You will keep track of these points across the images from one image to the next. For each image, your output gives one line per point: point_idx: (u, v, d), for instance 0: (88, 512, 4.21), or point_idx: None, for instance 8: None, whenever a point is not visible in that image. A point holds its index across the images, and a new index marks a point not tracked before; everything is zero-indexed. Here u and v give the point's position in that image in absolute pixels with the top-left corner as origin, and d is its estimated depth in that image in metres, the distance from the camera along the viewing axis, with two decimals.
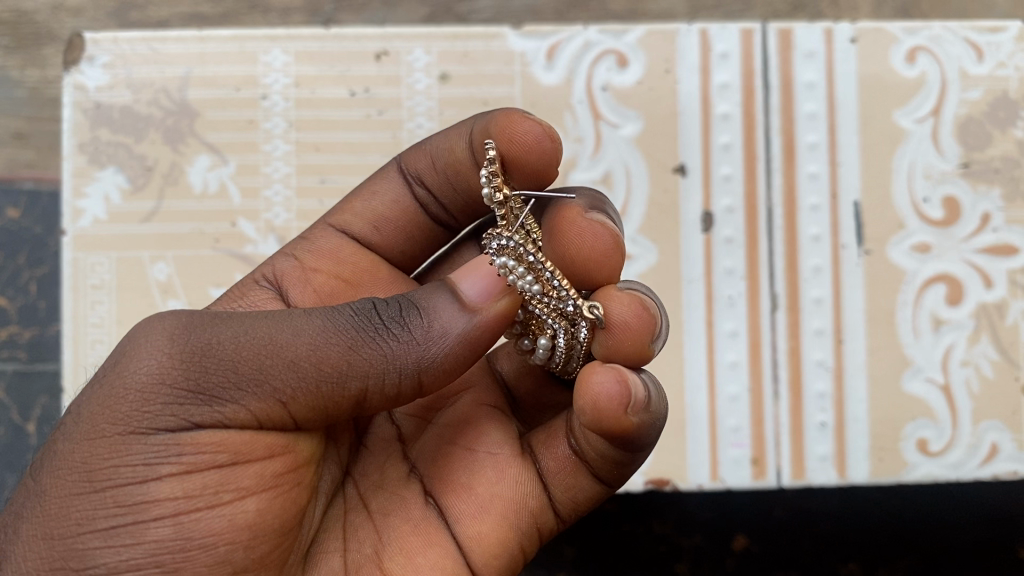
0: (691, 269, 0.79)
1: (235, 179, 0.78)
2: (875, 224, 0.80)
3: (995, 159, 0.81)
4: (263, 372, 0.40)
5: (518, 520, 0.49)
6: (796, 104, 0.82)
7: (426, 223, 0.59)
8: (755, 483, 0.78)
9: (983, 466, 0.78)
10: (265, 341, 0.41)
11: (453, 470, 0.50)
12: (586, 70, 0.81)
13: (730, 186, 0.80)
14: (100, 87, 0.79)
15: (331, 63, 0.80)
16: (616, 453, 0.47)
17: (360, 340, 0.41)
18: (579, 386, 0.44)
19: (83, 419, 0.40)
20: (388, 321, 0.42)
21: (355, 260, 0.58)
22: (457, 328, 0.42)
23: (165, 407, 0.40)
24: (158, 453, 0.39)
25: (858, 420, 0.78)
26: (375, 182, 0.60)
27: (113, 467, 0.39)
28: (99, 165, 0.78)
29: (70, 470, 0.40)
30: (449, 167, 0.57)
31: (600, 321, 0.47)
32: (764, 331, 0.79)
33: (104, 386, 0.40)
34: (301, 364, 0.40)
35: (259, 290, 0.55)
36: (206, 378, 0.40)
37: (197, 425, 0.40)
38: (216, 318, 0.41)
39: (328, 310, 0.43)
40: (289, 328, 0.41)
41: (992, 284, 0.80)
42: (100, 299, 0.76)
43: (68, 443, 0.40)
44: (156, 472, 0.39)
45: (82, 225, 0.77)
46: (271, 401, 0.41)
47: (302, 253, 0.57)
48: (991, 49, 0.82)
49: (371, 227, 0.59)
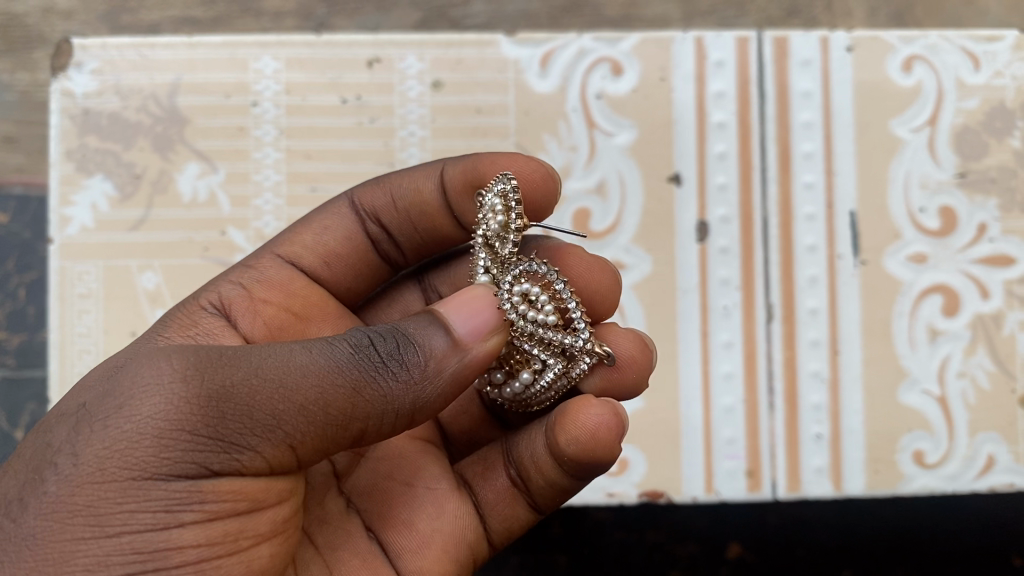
0: (686, 280, 0.78)
1: (225, 187, 0.77)
2: (872, 234, 0.79)
3: (991, 169, 0.80)
4: (280, 418, 0.37)
5: (457, 554, 0.48)
6: (791, 113, 0.81)
7: (375, 263, 0.58)
8: (750, 495, 0.77)
9: (979, 479, 0.77)
10: (281, 384, 0.37)
11: (393, 504, 0.49)
12: (580, 77, 0.80)
13: (725, 196, 0.80)
14: (89, 93, 0.78)
15: (323, 70, 0.79)
16: (564, 482, 0.47)
17: (367, 379, 0.38)
18: (571, 415, 0.45)
19: (87, 460, 0.36)
20: (391, 356, 0.39)
21: (306, 294, 0.54)
22: (449, 367, 0.40)
23: (184, 454, 0.36)
24: (179, 501, 0.36)
25: (854, 432, 0.78)
26: (321, 215, 0.58)
27: (127, 515, 0.36)
28: (87, 172, 0.77)
29: (72, 515, 0.36)
30: (413, 207, 0.56)
31: (608, 358, 0.48)
32: (759, 342, 0.78)
33: (112, 425, 0.37)
34: (320, 410, 0.37)
35: (206, 320, 0.49)
36: (225, 424, 0.36)
37: (216, 472, 0.37)
38: (228, 354, 0.38)
39: (330, 339, 0.39)
40: (300, 365, 0.38)
41: (989, 295, 0.79)
42: (87, 308, 0.75)
43: (71, 486, 0.36)
44: (179, 520, 0.36)
45: (70, 233, 0.76)
46: (287, 447, 0.38)
47: (247, 283, 0.53)
48: (987, 58, 0.82)
49: (321, 262, 0.56)
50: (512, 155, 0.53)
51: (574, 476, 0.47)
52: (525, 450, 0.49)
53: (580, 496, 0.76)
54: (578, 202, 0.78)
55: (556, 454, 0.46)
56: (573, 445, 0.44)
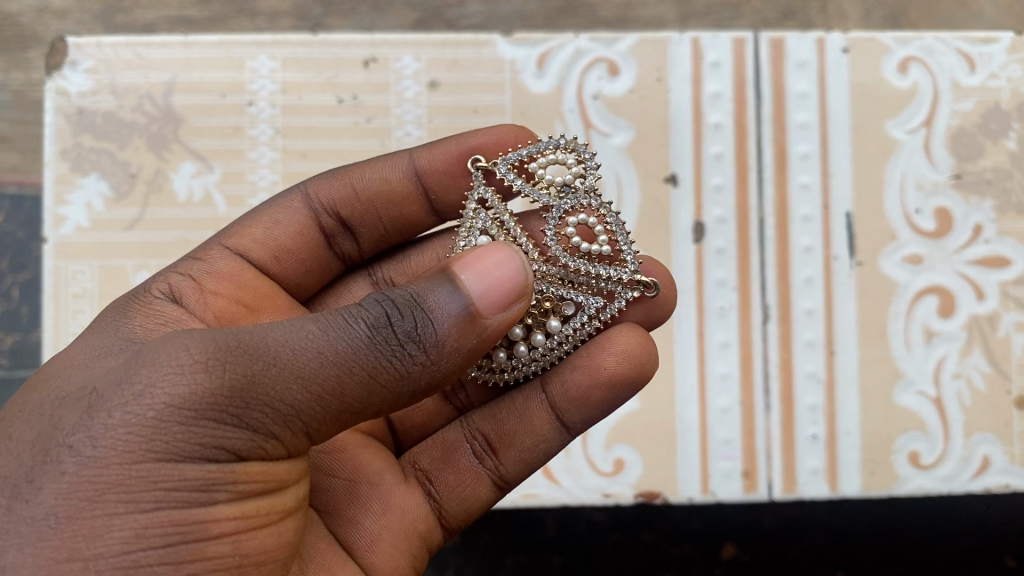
0: (682, 280, 0.78)
1: (220, 187, 0.77)
2: (868, 236, 0.79)
3: (987, 170, 0.80)
4: (306, 405, 0.36)
5: (407, 545, 0.50)
6: (788, 114, 0.81)
7: (329, 256, 0.58)
8: (746, 496, 0.77)
9: (975, 479, 0.77)
10: (304, 371, 0.36)
11: (342, 500, 0.49)
12: (577, 78, 0.80)
13: (722, 197, 0.80)
14: (84, 92, 0.78)
15: (319, 70, 0.78)
16: (555, 439, 0.52)
17: (391, 359, 0.37)
18: (611, 343, 0.52)
19: (114, 440, 0.36)
20: (413, 334, 0.37)
21: (256, 285, 0.53)
22: (473, 349, 0.39)
23: (214, 437, 0.36)
24: (211, 480, 0.37)
25: (850, 432, 0.78)
26: (272, 208, 0.56)
27: (158, 493, 0.36)
28: (82, 172, 0.77)
29: (102, 492, 0.36)
30: (379, 196, 0.57)
31: (649, 292, 0.54)
32: (756, 343, 0.78)
33: (138, 407, 0.36)
34: (344, 394, 0.37)
35: (159, 304, 0.47)
36: (252, 410, 0.36)
37: (246, 454, 0.37)
38: (249, 337, 0.37)
39: (348, 315, 0.38)
40: (326, 343, 0.36)
41: (984, 296, 0.79)
42: (82, 308, 0.74)
43: (100, 465, 0.36)
44: (212, 498, 0.37)
45: (64, 232, 0.76)
46: (311, 429, 0.38)
47: (197, 274, 0.51)
48: (982, 59, 0.82)
49: (272, 257, 0.55)
50: (491, 136, 0.57)
51: (568, 429, 0.53)
52: (514, 415, 0.52)
53: (576, 496, 0.76)
54: None
55: (577, 389, 0.51)
56: (624, 362, 0.51)
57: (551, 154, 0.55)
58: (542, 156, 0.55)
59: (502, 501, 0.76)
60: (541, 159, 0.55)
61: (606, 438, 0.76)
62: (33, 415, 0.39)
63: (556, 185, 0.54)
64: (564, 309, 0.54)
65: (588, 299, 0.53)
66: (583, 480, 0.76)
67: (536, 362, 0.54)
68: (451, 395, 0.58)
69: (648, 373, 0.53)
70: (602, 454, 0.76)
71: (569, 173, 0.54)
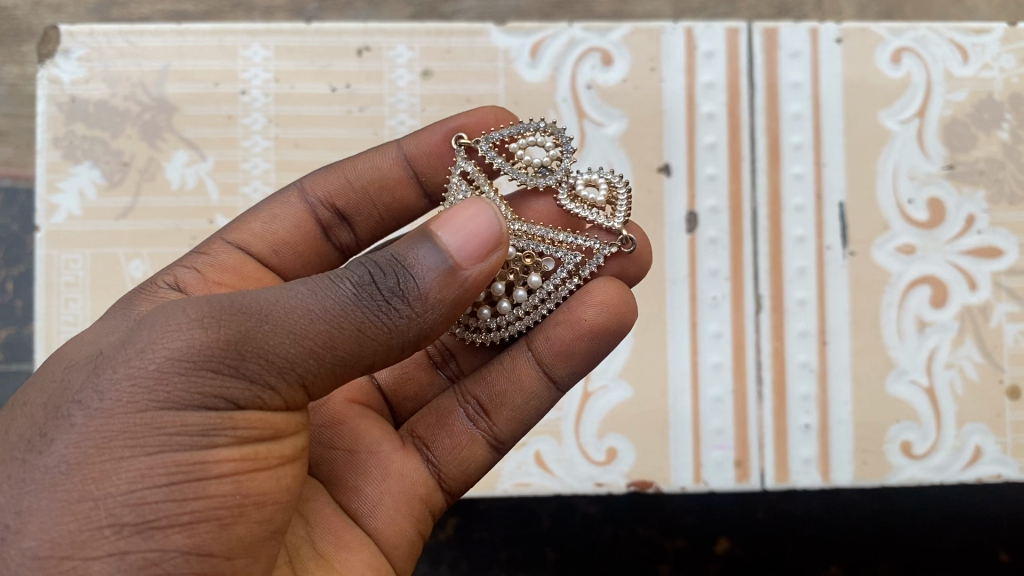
0: (675, 270, 0.79)
1: (213, 175, 0.77)
2: (860, 225, 0.80)
3: (979, 161, 0.81)
4: (299, 356, 0.36)
5: (409, 508, 0.50)
6: (781, 105, 0.81)
7: (328, 247, 0.57)
8: (738, 486, 0.77)
9: (967, 469, 0.77)
10: (296, 324, 0.36)
11: (342, 471, 0.50)
12: (570, 67, 0.80)
13: (715, 186, 0.80)
14: (76, 80, 0.78)
15: (312, 59, 0.78)
16: (544, 396, 0.52)
17: (382, 312, 0.37)
18: (590, 295, 0.51)
19: (119, 393, 0.36)
20: (400, 290, 0.37)
21: (258, 277, 0.52)
22: (456, 297, 0.39)
23: (213, 386, 0.36)
24: (210, 427, 0.36)
25: (842, 422, 0.78)
26: (268, 205, 0.56)
27: (162, 439, 0.36)
28: (74, 160, 0.76)
29: (107, 442, 0.36)
30: (373, 183, 0.56)
31: (627, 246, 0.54)
32: (748, 333, 0.79)
33: (141, 360, 0.36)
34: (335, 345, 0.37)
35: (166, 294, 0.47)
36: (247, 360, 0.36)
37: (243, 403, 0.37)
38: (245, 297, 0.37)
39: (335, 274, 0.38)
40: (317, 299, 0.37)
41: (976, 286, 0.79)
42: (74, 297, 0.74)
43: (105, 417, 0.36)
44: (212, 444, 0.36)
45: (57, 221, 0.76)
46: (304, 382, 0.37)
47: (201, 266, 0.51)
48: (975, 50, 0.82)
49: (271, 250, 0.54)
50: (475, 118, 0.57)
51: (557, 385, 0.52)
52: (503, 376, 0.52)
53: (570, 486, 0.76)
54: None
55: (563, 343, 0.51)
56: (604, 313, 0.51)
57: (533, 135, 0.55)
58: (523, 137, 0.55)
59: (493, 492, 0.76)
60: (522, 141, 0.55)
61: (599, 427, 0.77)
62: (44, 381, 0.39)
63: (534, 167, 0.55)
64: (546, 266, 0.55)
65: (567, 254, 0.54)
66: (575, 469, 0.76)
67: (522, 319, 0.54)
68: (442, 365, 0.59)
69: (631, 321, 0.52)
70: (594, 443, 0.77)
71: (547, 156, 0.55)
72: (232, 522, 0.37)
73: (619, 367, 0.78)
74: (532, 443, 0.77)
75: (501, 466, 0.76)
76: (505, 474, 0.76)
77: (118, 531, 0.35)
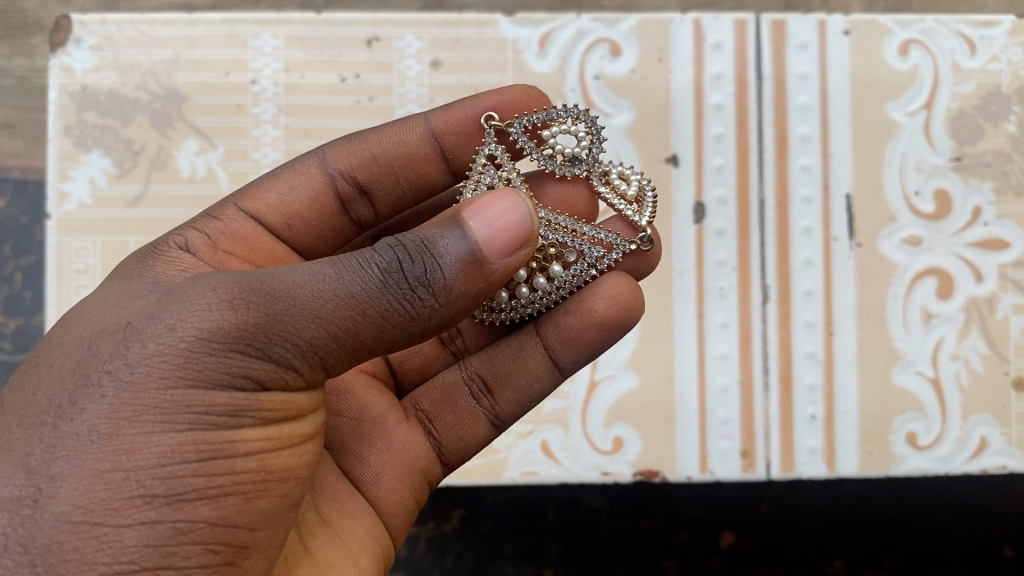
0: (682, 260, 0.79)
1: (223, 164, 0.77)
2: (866, 217, 0.80)
3: (986, 153, 0.81)
4: (324, 342, 0.37)
5: (409, 478, 0.52)
6: (788, 97, 0.81)
7: (343, 221, 0.57)
8: (744, 475, 0.78)
9: (972, 461, 0.78)
10: (323, 309, 0.36)
11: (348, 439, 0.51)
12: (579, 58, 0.80)
13: (722, 177, 0.80)
14: (87, 69, 0.78)
15: (322, 49, 0.79)
16: (547, 380, 0.53)
17: (408, 300, 0.37)
18: (602, 288, 0.52)
19: (150, 367, 0.36)
20: (425, 279, 0.37)
21: (269, 248, 0.52)
22: (477, 290, 0.39)
23: (241, 364, 0.36)
24: (236, 404, 0.37)
25: (848, 412, 0.79)
26: (287, 173, 0.55)
27: (191, 415, 0.36)
28: (85, 149, 0.77)
29: (136, 415, 0.36)
30: (396, 159, 0.56)
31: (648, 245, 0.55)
32: (755, 323, 0.79)
33: (172, 334, 0.37)
34: (359, 332, 0.37)
35: (178, 256, 0.47)
36: (275, 340, 0.36)
37: (269, 382, 0.37)
38: (275, 276, 0.37)
39: (362, 256, 0.38)
40: (344, 283, 0.37)
41: (982, 278, 0.80)
42: (84, 284, 0.75)
43: (137, 391, 0.36)
44: (238, 421, 0.37)
45: (68, 209, 0.76)
46: (326, 365, 0.38)
47: (213, 233, 0.51)
48: (983, 42, 0.82)
49: (284, 222, 0.54)
50: (499, 98, 0.56)
51: (561, 371, 0.53)
52: (509, 358, 0.53)
53: (576, 474, 0.77)
54: None
55: (572, 333, 0.52)
56: (614, 307, 0.51)
57: (564, 123, 0.55)
58: (555, 124, 0.55)
59: (500, 479, 0.77)
60: (554, 129, 0.55)
61: (605, 417, 0.77)
62: (70, 344, 0.40)
63: (564, 156, 0.56)
64: (566, 256, 0.55)
65: (589, 248, 0.54)
66: (581, 458, 0.77)
67: (535, 304, 0.54)
68: (448, 341, 0.59)
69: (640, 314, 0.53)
70: (600, 432, 0.77)
71: (578, 146, 0.55)
72: (256, 495, 0.38)
73: (626, 357, 0.78)
74: (539, 432, 0.77)
75: (507, 454, 0.77)
76: (512, 462, 0.77)
77: (149, 502, 0.36)
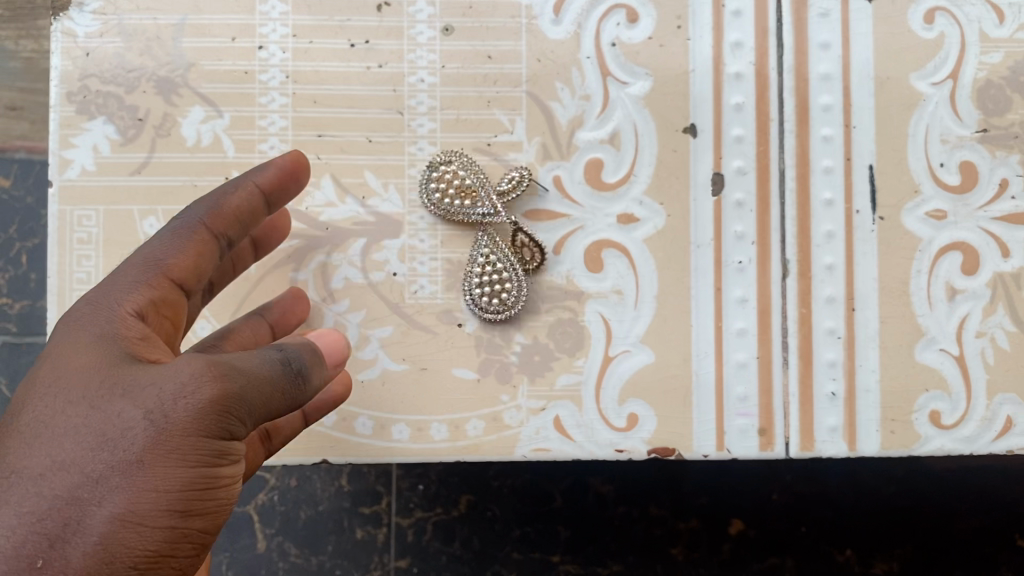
0: (699, 233, 0.77)
1: (230, 132, 0.76)
2: (889, 190, 0.78)
3: (1014, 124, 0.78)
4: (237, 419, 0.52)
5: None
6: (810, 66, 0.78)
7: (208, 249, 0.63)
8: (762, 453, 0.76)
9: (997, 441, 0.76)
10: (221, 402, 0.52)
11: None
12: (595, 24, 0.77)
13: (742, 148, 0.77)
14: (91, 34, 0.76)
15: (331, 14, 0.77)
16: None
17: (293, 389, 0.55)
18: None
19: (162, 424, 0.51)
20: (301, 377, 0.56)
21: (164, 283, 0.60)
22: (315, 385, 0.57)
23: (196, 450, 0.52)
24: (179, 481, 0.51)
25: (869, 390, 0.77)
26: (188, 211, 0.64)
27: (178, 463, 0.51)
28: (88, 115, 0.75)
29: (167, 453, 0.51)
30: (241, 211, 0.65)
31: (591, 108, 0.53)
32: (774, 298, 0.77)
33: (154, 419, 0.51)
34: (257, 416, 0.53)
35: (148, 280, 0.60)
36: (200, 441, 0.52)
37: (200, 458, 0.52)
38: (217, 365, 0.52)
39: (264, 352, 0.55)
40: (262, 372, 0.54)
41: (1009, 254, 0.77)
42: (87, 254, 0.75)
43: (150, 441, 0.51)
44: (180, 485, 0.51)
45: (70, 176, 0.75)
46: (228, 437, 0.53)
47: (167, 258, 0.61)
48: (1013, 10, 0.79)
49: (185, 256, 0.61)
50: (296, 162, 0.69)
51: None
52: None
53: (589, 451, 0.75)
54: (590, 152, 0.77)
55: None
56: None
57: None
58: None
59: (512, 456, 0.75)
60: None
61: (620, 393, 0.76)
62: (71, 378, 0.54)
63: None
64: None
65: None
66: (595, 435, 0.75)
67: None
68: None
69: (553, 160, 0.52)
70: (615, 409, 0.76)
71: None
72: (191, 509, 0.52)
73: (641, 333, 0.76)
74: (552, 408, 0.76)
75: (520, 430, 0.75)
76: (524, 438, 0.75)
77: (169, 514, 0.51)
